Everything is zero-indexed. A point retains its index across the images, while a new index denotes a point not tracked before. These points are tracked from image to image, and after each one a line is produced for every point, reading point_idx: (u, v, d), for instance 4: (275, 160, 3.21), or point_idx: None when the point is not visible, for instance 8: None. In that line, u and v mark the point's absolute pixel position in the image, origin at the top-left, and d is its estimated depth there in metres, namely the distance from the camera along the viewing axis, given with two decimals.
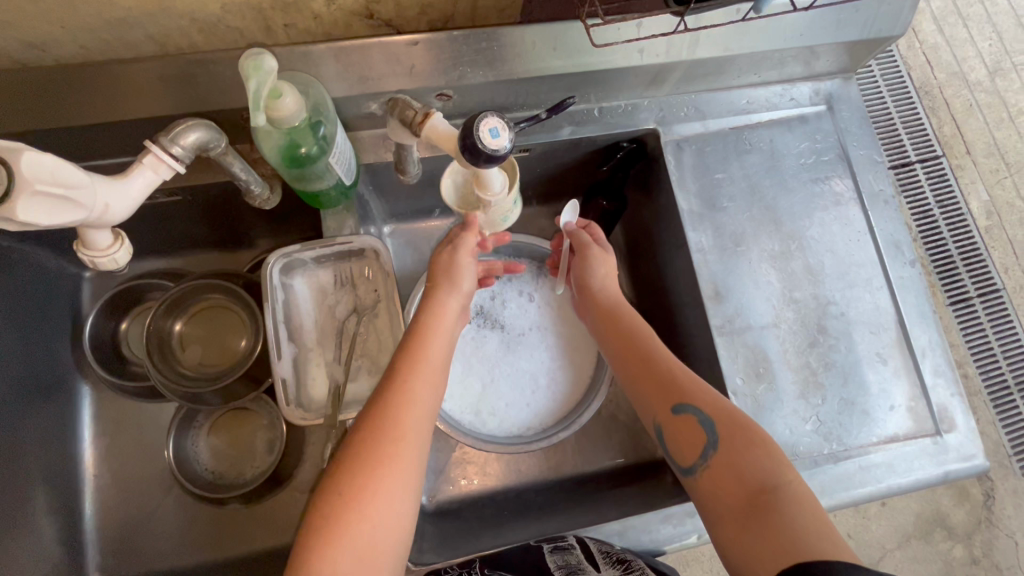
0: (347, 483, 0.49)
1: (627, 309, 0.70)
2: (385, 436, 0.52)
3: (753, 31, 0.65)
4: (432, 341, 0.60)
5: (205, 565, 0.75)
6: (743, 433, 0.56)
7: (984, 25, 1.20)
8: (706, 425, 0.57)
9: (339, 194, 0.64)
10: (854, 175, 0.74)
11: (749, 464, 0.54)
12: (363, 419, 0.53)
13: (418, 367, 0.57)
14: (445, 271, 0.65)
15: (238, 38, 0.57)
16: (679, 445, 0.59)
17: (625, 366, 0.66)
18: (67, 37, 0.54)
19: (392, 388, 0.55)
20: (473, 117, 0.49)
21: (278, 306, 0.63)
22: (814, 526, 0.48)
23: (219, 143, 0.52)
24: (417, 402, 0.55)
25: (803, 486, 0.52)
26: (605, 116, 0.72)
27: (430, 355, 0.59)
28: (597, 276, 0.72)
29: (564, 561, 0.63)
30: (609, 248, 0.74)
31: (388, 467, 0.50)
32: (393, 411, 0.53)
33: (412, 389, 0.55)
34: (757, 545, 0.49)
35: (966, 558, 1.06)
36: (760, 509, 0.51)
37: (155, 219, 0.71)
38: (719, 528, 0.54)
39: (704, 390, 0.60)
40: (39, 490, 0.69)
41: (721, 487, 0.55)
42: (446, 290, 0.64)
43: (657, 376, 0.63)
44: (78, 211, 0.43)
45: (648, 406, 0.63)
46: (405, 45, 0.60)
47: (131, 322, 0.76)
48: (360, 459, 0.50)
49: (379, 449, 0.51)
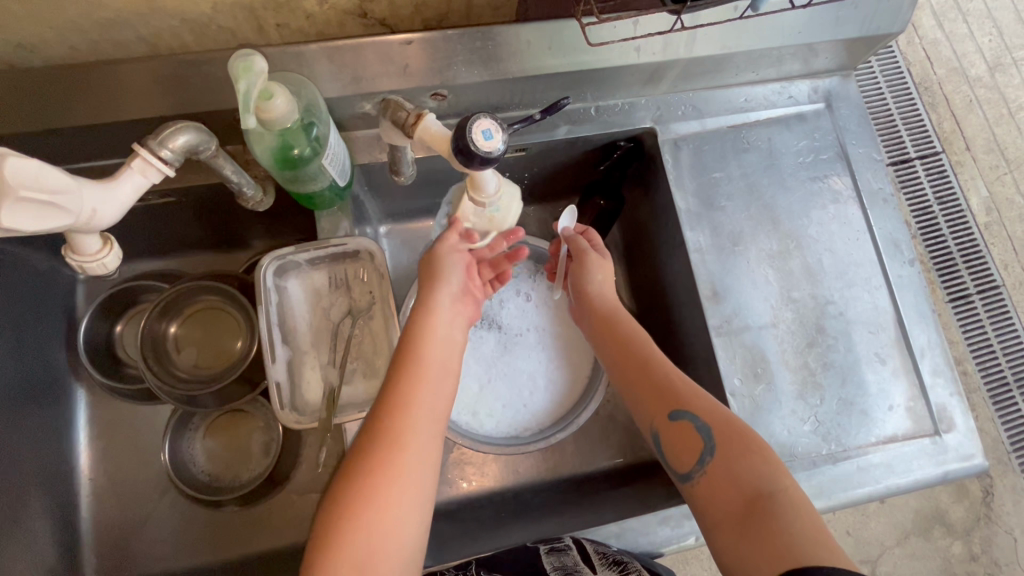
0: (348, 499, 0.50)
1: (624, 314, 0.70)
2: (382, 448, 0.52)
3: (751, 29, 0.64)
4: (428, 345, 0.59)
5: (202, 568, 0.75)
6: (740, 439, 0.55)
7: (984, 20, 1.20)
8: (703, 431, 0.57)
9: (333, 195, 0.63)
10: (852, 173, 0.73)
11: (745, 470, 0.54)
12: (363, 432, 0.54)
13: (414, 374, 0.57)
14: (438, 267, 0.63)
15: (229, 38, 0.57)
16: (675, 449, 0.59)
17: (621, 373, 0.66)
18: (56, 38, 0.53)
19: (389, 399, 0.55)
20: (467, 118, 0.48)
21: (272, 308, 0.62)
22: (810, 533, 0.48)
23: (209, 146, 0.51)
24: (414, 411, 0.55)
25: (799, 493, 0.52)
26: (602, 114, 0.71)
27: (426, 360, 0.58)
28: (594, 282, 0.70)
29: (560, 561, 0.65)
30: (606, 253, 0.72)
31: (387, 480, 0.51)
32: (390, 423, 0.53)
33: (408, 398, 0.55)
34: (754, 552, 0.49)
35: (965, 554, 1.06)
36: (756, 516, 0.51)
37: (149, 220, 0.71)
38: (716, 534, 0.53)
39: (702, 397, 0.60)
40: (34, 494, 0.68)
41: (717, 493, 0.54)
42: (439, 287, 0.63)
43: (654, 383, 0.62)
44: (64, 217, 0.42)
45: (644, 411, 0.62)
46: (398, 44, 0.59)
47: (125, 325, 0.76)
48: (359, 475, 0.51)
49: (377, 463, 0.51)
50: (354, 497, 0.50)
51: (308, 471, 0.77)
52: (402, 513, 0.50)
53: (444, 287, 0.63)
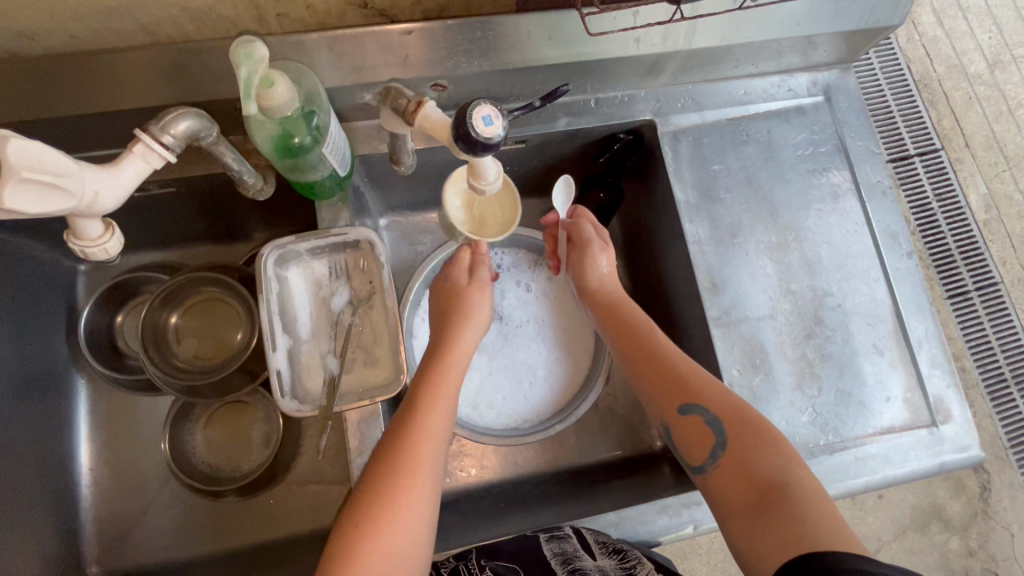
0: (357, 521, 0.49)
1: (630, 303, 0.69)
2: (402, 466, 0.53)
3: (750, 20, 0.64)
4: (445, 379, 0.61)
5: (202, 558, 0.75)
6: (753, 432, 0.55)
7: (984, 17, 1.20)
8: (715, 425, 0.57)
9: (333, 184, 0.64)
10: (852, 167, 0.73)
11: (759, 462, 0.54)
12: (376, 458, 0.54)
13: (428, 404, 0.58)
14: (460, 311, 0.67)
15: (230, 27, 0.57)
16: (687, 445, 0.58)
17: (630, 365, 0.65)
18: (57, 27, 0.53)
19: (403, 426, 0.56)
20: (466, 104, 0.49)
21: (272, 297, 0.62)
22: (823, 521, 0.48)
23: (210, 132, 0.52)
24: (425, 438, 0.55)
25: (812, 480, 0.52)
26: (602, 106, 0.72)
27: (441, 393, 0.60)
28: (593, 272, 0.70)
29: (561, 548, 0.65)
30: (607, 240, 0.72)
31: (397, 503, 0.51)
32: (403, 448, 0.54)
33: (422, 426, 0.56)
34: (766, 543, 0.49)
35: (962, 550, 1.07)
36: (768, 507, 0.51)
37: (149, 211, 0.71)
38: (729, 524, 0.54)
39: (710, 386, 0.59)
40: (35, 482, 0.69)
41: (731, 486, 0.54)
42: (461, 329, 0.65)
43: (663, 375, 0.62)
44: (64, 199, 0.42)
45: (654, 403, 0.62)
46: (399, 34, 0.59)
47: (126, 316, 0.76)
48: (370, 497, 0.51)
49: (401, 486, 0.52)
50: (364, 520, 0.49)
51: (308, 462, 0.78)
52: (408, 537, 0.50)
53: (466, 329, 0.66)
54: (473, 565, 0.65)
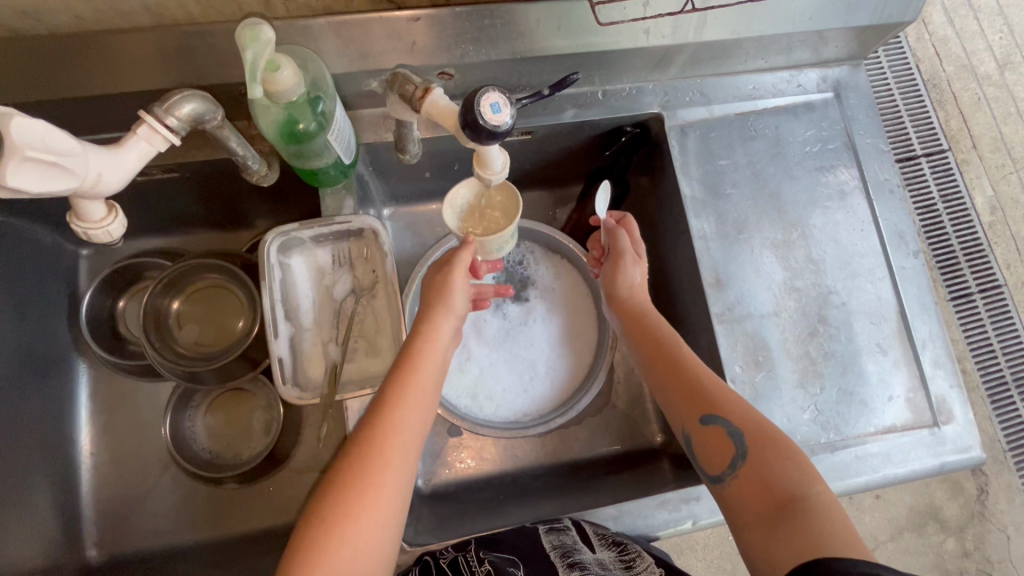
0: (320, 527, 0.47)
1: (653, 313, 0.67)
2: (369, 463, 0.50)
3: (761, 13, 0.64)
4: (420, 370, 0.56)
5: (200, 544, 0.75)
6: (772, 445, 0.55)
7: (995, 18, 1.18)
8: (736, 437, 0.56)
9: (338, 172, 0.63)
10: (860, 164, 0.73)
11: (777, 473, 0.53)
12: (343, 455, 0.51)
13: (399, 405, 0.53)
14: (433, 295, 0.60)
15: (236, 10, 0.56)
16: (707, 455, 0.58)
17: (652, 377, 0.65)
18: (61, 6, 0.53)
19: (374, 424, 0.52)
20: (474, 91, 0.48)
21: (275, 285, 0.61)
22: (839, 534, 0.48)
23: (215, 116, 0.51)
24: (395, 440, 0.52)
25: (831, 495, 0.51)
26: (609, 98, 0.71)
27: (414, 386, 0.55)
28: (625, 284, 0.69)
29: (559, 540, 0.64)
30: (641, 250, 0.70)
31: (361, 509, 0.48)
32: (370, 450, 0.50)
33: (391, 427, 0.52)
34: (782, 548, 0.49)
35: (957, 550, 1.06)
36: (784, 518, 0.50)
37: (153, 196, 0.70)
38: (744, 534, 0.53)
39: (736, 400, 0.58)
40: (35, 464, 0.69)
41: (749, 495, 0.54)
42: (438, 316, 0.59)
43: (686, 384, 0.61)
44: (68, 179, 0.42)
45: (674, 412, 0.62)
46: (406, 21, 0.59)
47: (128, 301, 0.76)
48: (334, 498, 0.48)
49: (365, 479, 0.49)
50: (325, 526, 0.47)
51: (308, 450, 0.78)
52: (364, 548, 0.47)
53: (444, 316, 0.60)
54: (471, 555, 0.64)
